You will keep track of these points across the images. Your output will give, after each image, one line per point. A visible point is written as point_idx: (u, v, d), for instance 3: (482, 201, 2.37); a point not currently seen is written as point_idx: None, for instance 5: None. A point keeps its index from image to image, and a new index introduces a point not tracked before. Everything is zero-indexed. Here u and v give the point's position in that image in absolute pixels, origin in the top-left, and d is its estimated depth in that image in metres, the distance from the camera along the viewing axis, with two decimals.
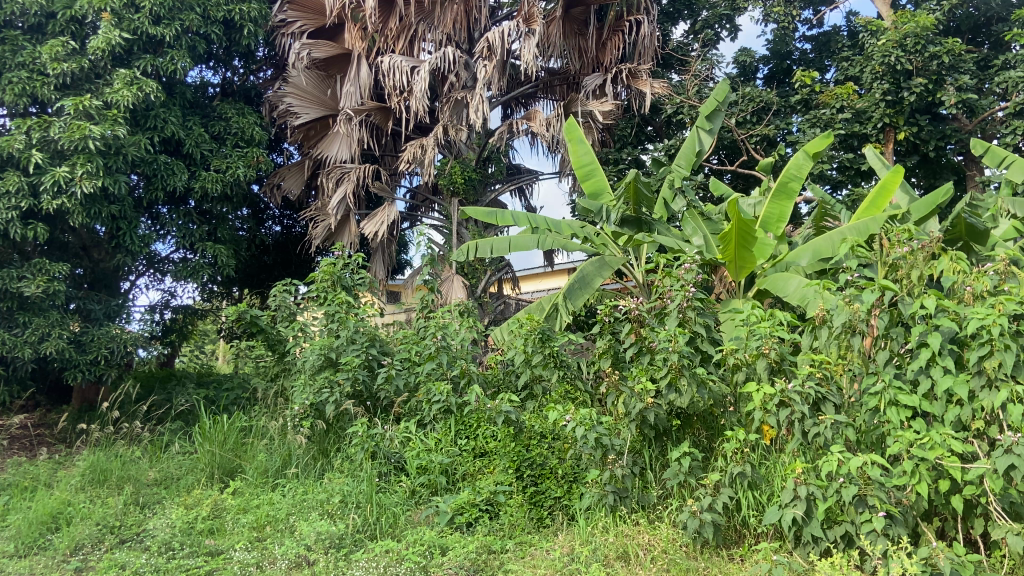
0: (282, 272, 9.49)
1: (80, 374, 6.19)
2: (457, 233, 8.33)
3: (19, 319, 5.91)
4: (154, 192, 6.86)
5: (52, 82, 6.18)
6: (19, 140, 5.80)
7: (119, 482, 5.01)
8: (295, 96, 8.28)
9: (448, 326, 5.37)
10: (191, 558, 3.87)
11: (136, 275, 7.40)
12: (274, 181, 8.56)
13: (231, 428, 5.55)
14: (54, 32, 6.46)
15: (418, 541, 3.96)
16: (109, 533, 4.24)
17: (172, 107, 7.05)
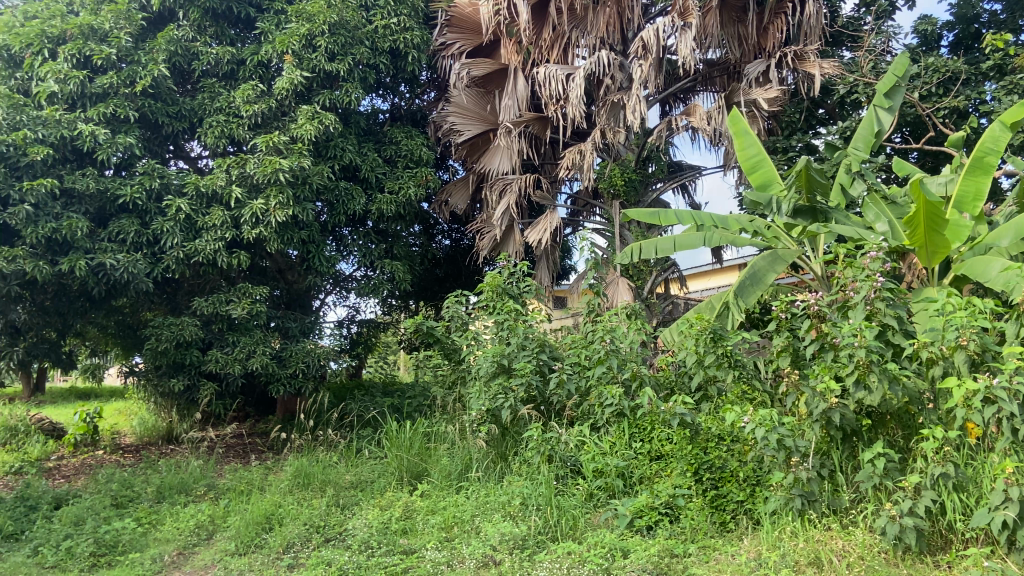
0: (454, 283, 9.89)
1: (282, 387, 6.75)
2: (620, 235, 8.31)
3: (230, 339, 6.59)
4: (337, 217, 7.41)
5: (246, 123, 6.86)
6: (221, 177, 6.52)
7: (322, 485, 5.45)
8: (457, 115, 8.64)
9: (616, 329, 5.34)
10: (388, 556, 4.14)
11: (325, 293, 8.12)
12: (441, 198, 8.99)
13: (415, 434, 5.86)
14: (244, 77, 7.21)
15: (599, 544, 3.99)
16: (315, 532, 4.63)
17: (349, 137, 7.56)
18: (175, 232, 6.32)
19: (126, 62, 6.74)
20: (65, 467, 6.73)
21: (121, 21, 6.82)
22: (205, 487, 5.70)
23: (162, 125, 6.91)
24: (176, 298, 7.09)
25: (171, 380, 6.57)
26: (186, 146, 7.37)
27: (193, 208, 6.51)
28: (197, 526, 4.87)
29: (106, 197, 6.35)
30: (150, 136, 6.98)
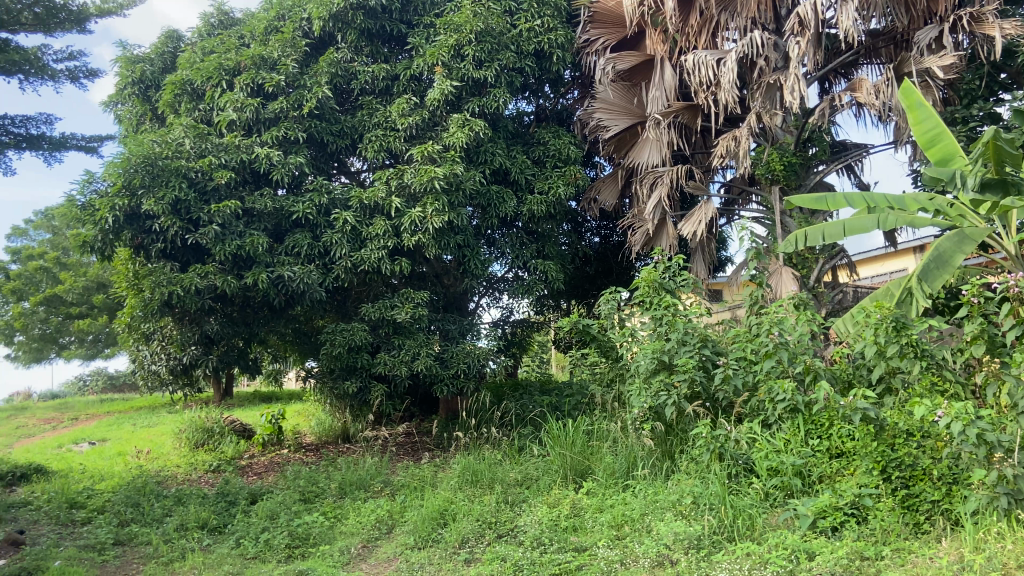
0: (605, 280, 9.85)
1: (445, 387, 6.99)
2: (781, 222, 7.94)
3: (396, 342, 6.91)
4: (490, 220, 7.58)
5: (402, 135, 7.17)
6: (382, 190, 6.85)
7: (490, 482, 5.58)
8: (604, 111, 8.56)
9: (784, 321, 5.12)
10: (561, 553, 4.17)
11: (480, 295, 8.33)
12: (590, 196, 8.95)
13: (577, 432, 5.87)
14: (398, 91, 7.55)
15: (781, 545, 3.82)
16: (487, 528, 4.75)
17: (498, 141, 7.71)
18: (344, 243, 6.73)
19: (293, 87, 7.29)
20: (255, 465, 7.32)
21: (288, 49, 7.35)
22: (381, 483, 6.01)
23: (328, 143, 7.37)
24: (346, 305, 7.52)
25: (345, 382, 6.98)
26: (348, 162, 7.81)
27: (358, 220, 6.89)
28: (378, 521, 5.14)
29: (282, 214, 6.88)
30: (317, 155, 7.46)
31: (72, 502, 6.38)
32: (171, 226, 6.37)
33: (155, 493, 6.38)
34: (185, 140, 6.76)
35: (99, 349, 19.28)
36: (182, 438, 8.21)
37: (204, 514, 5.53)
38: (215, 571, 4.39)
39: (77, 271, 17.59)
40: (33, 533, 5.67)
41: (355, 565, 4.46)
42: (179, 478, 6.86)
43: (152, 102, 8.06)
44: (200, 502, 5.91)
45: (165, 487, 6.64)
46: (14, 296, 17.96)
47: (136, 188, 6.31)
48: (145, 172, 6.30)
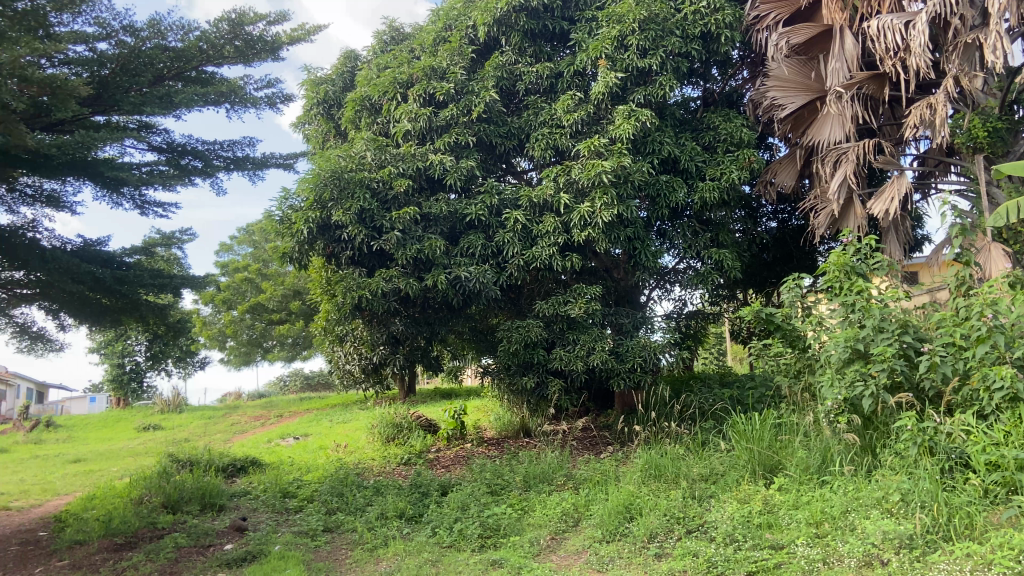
0: (785, 266, 9.51)
1: (622, 381, 6.94)
2: (988, 193, 7.19)
3: (571, 337, 6.96)
4: (660, 210, 7.45)
5: (568, 131, 7.21)
6: (550, 187, 6.94)
7: (674, 477, 5.48)
8: (778, 88, 8.08)
9: (999, 301, 4.65)
10: (756, 550, 4.01)
11: (651, 288, 8.23)
12: (766, 178, 8.52)
13: (765, 426, 5.63)
14: (563, 88, 7.60)
15: (1006, 545, 3.45)
16: (676, 523, 4.67)
17: (666, 130, 7.54)
18: (515, 241, 6.89)
19: (462, 94, 7.58)
20: (443, 458, 7.66)
21: (456, 57, 7.65)
22: (564, 477, 6.08)
23: (496, 145, 7.58)
24: (520, 302, 7.69)
25: (523, 378, 7.14)
26: (515, 163, 7.98)
27: (528, 218, 7.02)
28: (564, 514, 5.21)
29: (457, 216, 7.16)
30: (486, 157, 7.70)
31: (285, 492, 7.01)
32: (358, 235, 6.82)
33: (355, 484, 6.86)
34: (367, 154, 7.27)
35: (297, 352, 20.98)
36: (375, 433, 8.78)
37: (401, 504, 5.88)
38: (415, 558, 4.65)
39: (276, 280, 19.26)
40: (254, 519, 6.28)
41: (545, 556, 4.55)
42: (375, 470, 7.34)
43: (335, 120, 8.66)
44: (396, 493, 6.28)
45: (363, 478, 7.13)
46: (224, 305, 19.99)
47: (327, 201, 6.87)
48: (334, 185, 6.85)
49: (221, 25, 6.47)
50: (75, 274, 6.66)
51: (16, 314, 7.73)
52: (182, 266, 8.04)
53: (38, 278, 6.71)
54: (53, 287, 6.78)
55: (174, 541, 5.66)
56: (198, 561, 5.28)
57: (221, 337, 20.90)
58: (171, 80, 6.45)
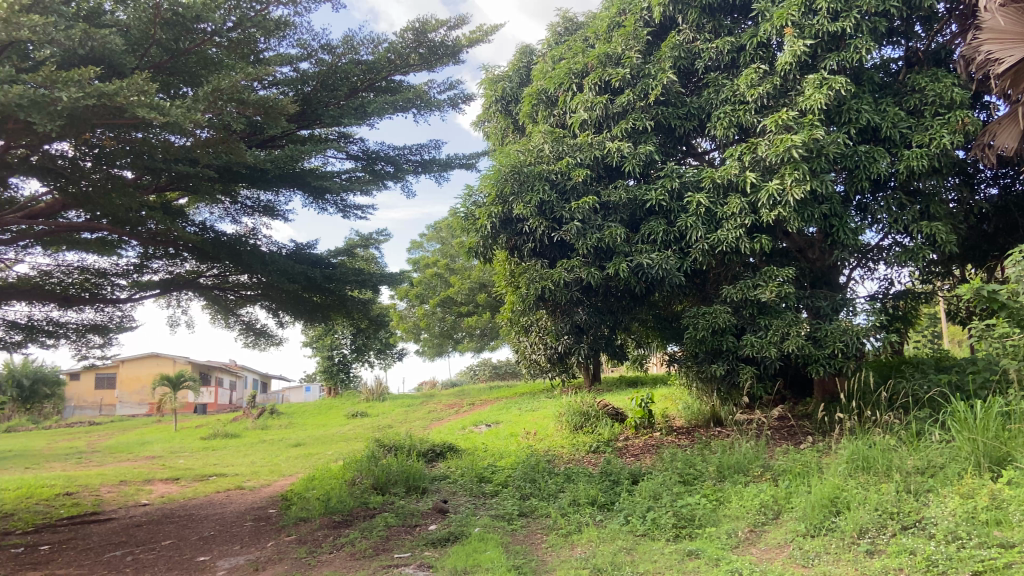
0: (1009, 238, 8.63)
1: (821, 368, 6.54)
2: None
3: (762, 323, 6.65)
4: (858, 183, 6.91)
5: (752, 107, 6.89)
6: (736, 166, 6.68)
7: (885, 470, 5.08)
8: (993, 42, 6.92)
9: None
10: (984, 549, 3.62)
11: (851, 268, 7.68)
12: (983, 145, 7.39)
13: (992, 415, 5.06)
14: (745, 62, 7.27)
15: None
16: (890, 519, 4.33)
17: (863, 96, 6.99)
18: (699, 225, 6.70)
19: (639, 78, 7.49)
20: (631, 446, 7.65)
21: (631, 41, 7.59)
22: (761, 468, 5.84)
23: (675, 128, 7.42)
24: (706, 288, 7.48)
25: (712, 365, 6.94)
26: (695, 144, 7.74)
27: (712, 200, 6.80)
28: (763, 506, 5.01)
29: (637, 203, 7.09)
30: (665, 140, 7.57)
31: (481, 477, 7.32)
32: (539, 227, 6.99)
33: (547, 470, 7.03)
34: (545, 146, 7.38)
35: (486, 343, 21.68)
36: (563, 421, 8.94)
37: (593, 492, 5.94)
38: (610, 545, 4.69)
39: (464, 275, 20.10)
40: (454, 502, 6.62)
41: (745, 549, 4.39)
42: (566, 458, 7.49)
43: (513, 116, 8.86)
44: (587, 481, 6.37)
45: (554, 465, 7.29)
46: (417, 300, 21.15)
47: (508, 196, 7.14)
48: (514, 179, 7.14)
49: (407, 35, 6.78)
50: (290, 274, 7.32)
51: (243, 314, 8.70)
52: (377, 263, 8.56)
53: (260, 280, 7.65)
54: (273, 288, 7.65)
55: (384, 521, 6.11)
56: (406, 540, 5.66)
57: (416, 330, 22.16)
58: (363, 91, 6.93)
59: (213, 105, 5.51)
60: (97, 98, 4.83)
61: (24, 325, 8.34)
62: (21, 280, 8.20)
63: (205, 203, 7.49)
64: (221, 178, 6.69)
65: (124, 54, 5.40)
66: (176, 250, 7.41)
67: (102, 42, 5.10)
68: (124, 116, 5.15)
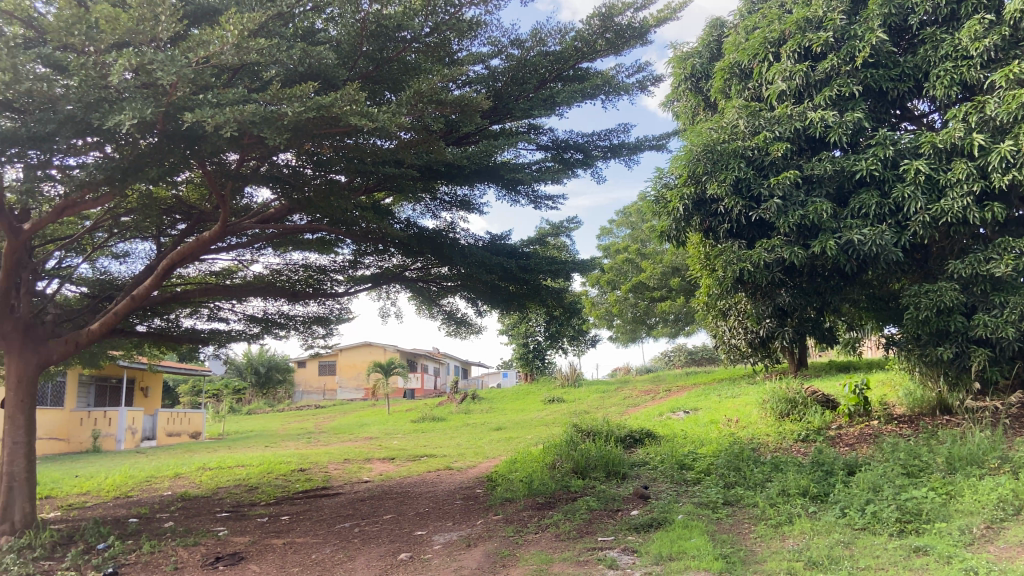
0: None
1: None
2: None
3: (996, 301, 5.96)
4: None
5: (977, 62, 6.26)
6: (959, 128, 6.08)
7: None
8: None
9: None
10: None
11: None
12: None
13: None
14: (967, 14, 6.57)
15: None
16: None
17: None
18: (918, 196, 6.12)
19: (843, 41, 6.98)
20: (845, 436, 7.17)
21: (833, 2, 7.10)
22: (1000, 460, 5.26)
23: (887, 91, 6.81)
24: (928, 263, 6.83)
25: (938, 348, 6.32)
26: (911, 107, 7.06)
27: (932, 167, 6.20)
28: (1003, 501, 4.51)
29: (844, 174, 6.60)
30: (876, 104, 6.94)
31: (682, 464, 7.21)
32: (735, 206, 6.80)
33: (751, 459, 6.79)
34: (740, 122, 7.12)
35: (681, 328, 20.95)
36: (767, 408, 8.58)
37: (804, 481, 5.66)
38: (824, 538, 4.44)
39: (656, 259, 19.86)
40: (656, 488, 6.59)
41: (981, 547, 3.97)
42: (772, 447, 7.19)
43: (704, 93, 8.59)
44: (797, 470, 6.07)
45: (760, 454, 7.03)
46: (609, 286, 21.16)
47: (701, 175, 7.05)
48: (707, 159, 6.99)
49: (593, 21, 6.76)
50: (488, 266, 7.59)
51: (445, 304, 9.17)
52: (568, 250, 8.66)
53: (460, 272, 8.03)
54: (472, 278, 8.00)
55: (586, 505, 6.22)
56: (609, 524, 5.72)
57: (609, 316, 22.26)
58: (552, 81, 7.04)
59: (415, 107, 5.85)
60: (316, 110, 5.31)
61: (261, 319, 9.39)
62: (256, 279, 9.24)
63: (409, 201, 7.98)
64: (423, 176, 7.09)
65: (337, 68, 5.90)
66: (384, 246, 7.95)
67: (318, 58, 5.59)
68: (339, 125, 5.62)
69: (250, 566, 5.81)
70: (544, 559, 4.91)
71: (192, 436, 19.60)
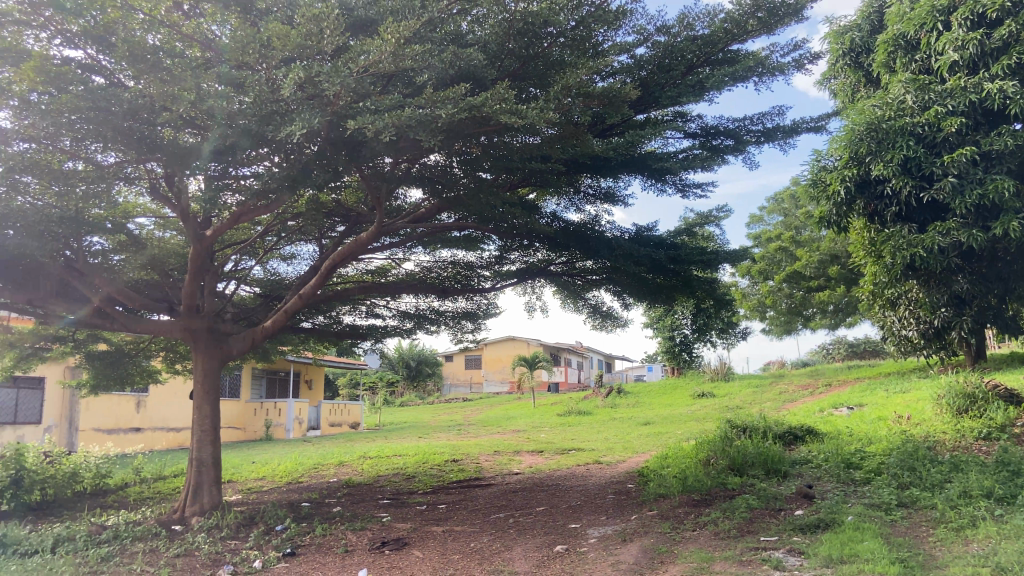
0: None
1: None
2: None
3: None
4: None
5: None
6: None
7: None
8: None
9: None
10: None
11: None
12: None
13: None
14: None
15: None
16: None
17: None
18: None
19: None
20: None
21: None
22: None
23: None
24: None
25: None
26: None
27: None
28: None
29: None
30: None
31: (849, 462, 6.83)
32: (903, 187, 6.41)
33: (928, 458, 6.32)
34: (906, 97, 6.60)
35: (842, 319, 19.53)
36: (943, 404, 7.94)
37: (991, 483, 5.19)
38: (1018, 545, 4.06)
39: (812, 247, 18.85)
40: (820, 488, 6.28)
41: None
42: (951, 446, 6.65)
43: (865, 68, 8.05)
44: (982, 471, 5.58)
45: (937, 453, 6.52)
46: (762, 276, 20.33)
47: (864, 156, 6.64)
48: (870, 138, 6.59)
49: (743, 1, 6.50)
50: (635, 258, 7.47)
51: (590, 297, 9.15)
52: (716, 240, 8.38)
53: (607, 264, 7.97)
54: (619, 271, 7.92)
55: (745, 503, 6.01)
56: (771, 523, 5.50)
57: (761, 307, 21.43)
58: (700, 66, 6.83)
59: (562, 101, 5.87)
60: (469, 110, 5.42)
61: (413, 314, 9.76)
62: (408, 276, 9.60)
63: (553, 195, 8.00)
64: (568, 170, 7.09)
65: (486, 67, 6.01)
66: (530, 241, 8.04)
67: (468, 60, 5.74)
68: (489, 124, 5.73)
69: (414, 552, 6.07)
70: (704, 557, 4.79)
71: (351, 426, 20.71)
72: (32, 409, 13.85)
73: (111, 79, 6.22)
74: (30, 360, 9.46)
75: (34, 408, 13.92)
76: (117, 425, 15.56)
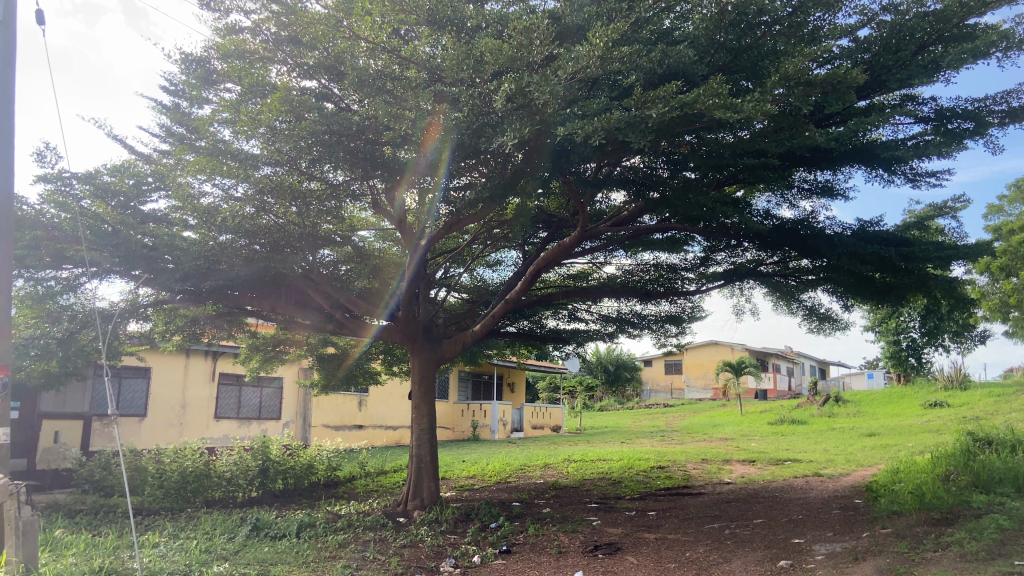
0: None
1: None
2: None
3: None
4: None
5: None
6: None
7: None
8: None
9: None
10: None
11: None
12: None
13: None
14: None
15: None
16: None
17: None
18: None
19: None
20: None
21: None
22: None
23: None
24: None
25: None
26: None
27: None
28: None
29: None
30: None
31: None
32: None
33: None
34: None
35: None
36: None
37: None
38: None
39: None
40: None
41: None
42: None
43: None
44: None
45: None
46: (1005, 272, 18.11)
47: None
48: None
49: None
50: (860, 256, 6.93)
51: (805, 298, 8.61)
52: (952, 233, 7.56)
53: (825, 264, 7.46)
54: (840, 271, 7.39)
55: (995, 522, 5.33)
56: None
57: (1005, 308, 19.14)
58: (933, 45, 6.18)
59: (781, 90, 5.56)
60: (680, 108, 5.28)
61: (616, 318, 9.75)
62: (611, 280, 9.60)
63: (765, 192, 7.63)
64: (784, 163, 6.73)
65: (695, 64, 5.87)
66: (739, 241, 7.71)
67: (677, 57, 5.64)
68: (701, 120, 5.56)
69: (628, 557, 6.00)
70: None
71: (553, 430, 21.12)
72: (273, 406, 15.46)
73: (340, 103, 6.82)
74: (273, 362, 10.56)
75: (275, 405, 15.54)
76: (343, 423, 16.98)
